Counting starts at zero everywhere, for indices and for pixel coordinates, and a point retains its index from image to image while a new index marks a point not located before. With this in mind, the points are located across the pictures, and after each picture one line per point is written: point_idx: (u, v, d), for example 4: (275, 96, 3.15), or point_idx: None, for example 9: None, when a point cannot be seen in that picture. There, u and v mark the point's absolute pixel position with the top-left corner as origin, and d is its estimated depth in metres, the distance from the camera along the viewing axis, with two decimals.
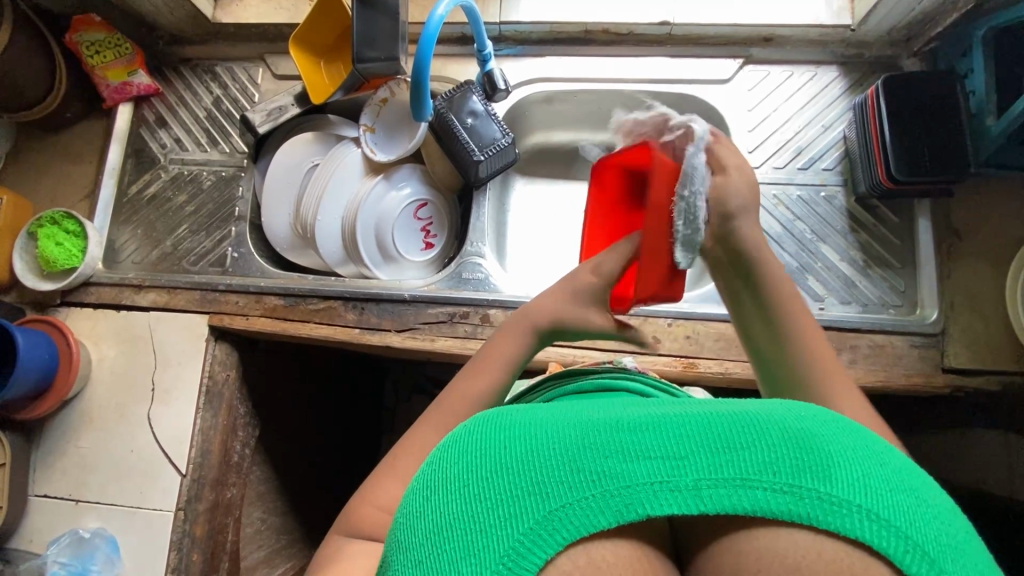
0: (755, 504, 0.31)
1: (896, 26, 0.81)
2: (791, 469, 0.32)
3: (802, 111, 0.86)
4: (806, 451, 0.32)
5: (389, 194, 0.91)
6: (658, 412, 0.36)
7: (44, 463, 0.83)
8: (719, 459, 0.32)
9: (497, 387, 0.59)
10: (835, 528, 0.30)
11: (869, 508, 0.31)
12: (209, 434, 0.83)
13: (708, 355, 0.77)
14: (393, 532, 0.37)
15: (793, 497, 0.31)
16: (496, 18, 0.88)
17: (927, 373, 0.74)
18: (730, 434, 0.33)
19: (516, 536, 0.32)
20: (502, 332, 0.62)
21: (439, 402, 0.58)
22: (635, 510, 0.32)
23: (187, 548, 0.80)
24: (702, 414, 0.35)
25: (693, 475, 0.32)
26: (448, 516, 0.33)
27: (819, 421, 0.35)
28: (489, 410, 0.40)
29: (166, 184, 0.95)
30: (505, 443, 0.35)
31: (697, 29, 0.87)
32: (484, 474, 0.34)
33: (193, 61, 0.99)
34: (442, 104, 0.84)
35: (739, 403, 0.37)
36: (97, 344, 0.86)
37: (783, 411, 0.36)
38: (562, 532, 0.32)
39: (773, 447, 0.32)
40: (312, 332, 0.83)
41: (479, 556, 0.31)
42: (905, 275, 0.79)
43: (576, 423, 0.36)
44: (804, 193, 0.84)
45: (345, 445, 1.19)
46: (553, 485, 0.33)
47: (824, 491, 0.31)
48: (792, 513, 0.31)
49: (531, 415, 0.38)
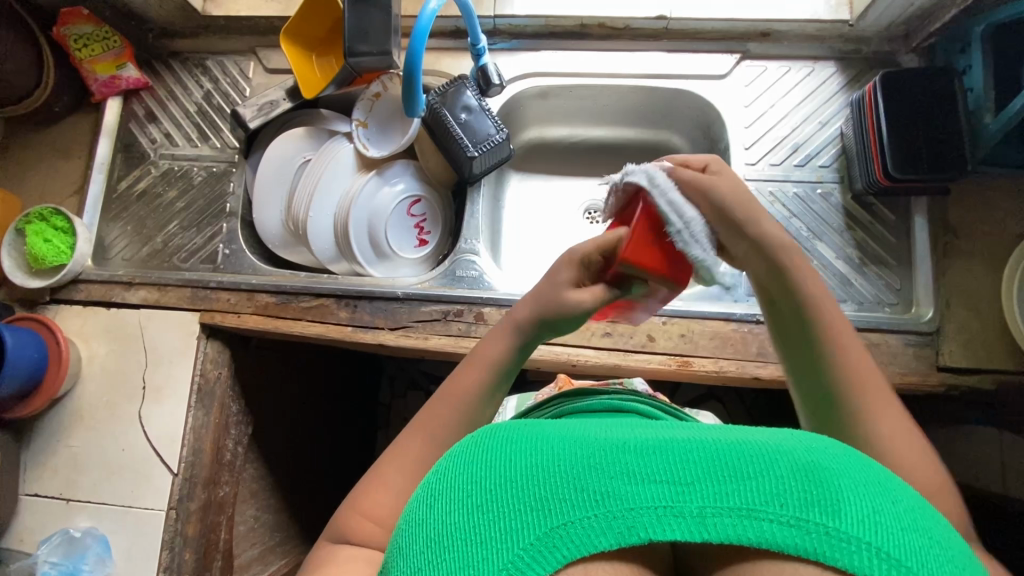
0: (761, 536, 0.31)
1: (895, 21, 0.80)
2: (799, 502, 0.31)
3: (799, 107, 0.85)
4: (816, 484, 0.32)
5: (381, 190, 0.89)
6: (667, 437, 0.36)
7: (34, 462, 0.82)
8: (726, 487, 0.32)
9: (500, 374, 0.59)
10: (843, 565, 0.30)
11: (879, 547, 0.30)
12: (200, 433, 0.83)
13: (703, 354, 0.77)
14: (396, 540, 0.36)
15: (801, 530, 0.31)
16: (490, 12, 0.87)
17: (923, 372, 0.73)
18: (737, 464, 0.33)
19: (517, 550, 0.31)
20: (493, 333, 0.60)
21: (444, 388, 0.58)
22: (638, 534, 0.31)
23: (180, 546, 0.79)
24: (711, 441, 0.35)
25: (698, 502, 0.32)
26: (449, 526, 0.33)
27: (831, 456, 0.34)
28: (496, 425, 0.40)
29: (156, 180, 0.93)
30: (511, 458, 0.35)
31: (694, 24, 0.86)
32: (488, 487, 0.34)
33: (183, 54, 0.97)
34: (435, 99, 0.83)
35: (750, 432, 0.37)
36: (87, 342, 0.85)
37: (794, 443, 0.35)
38: (562, 550, 0.32)
39: (781, 478, 0.32)
40: (304, 329, 0.83)
41: (478, 569, 0.31)
42: (902, 273, 0.78)
43: (584, 443, 0.36)
44: (800, 191, 0.83)
45: (339, 443, 1.19)
46: (556, 502, 0.32)
47: (832, 526, 0.30)
48: (798, 547, 0.30)
49: (540, 431, 0.38)
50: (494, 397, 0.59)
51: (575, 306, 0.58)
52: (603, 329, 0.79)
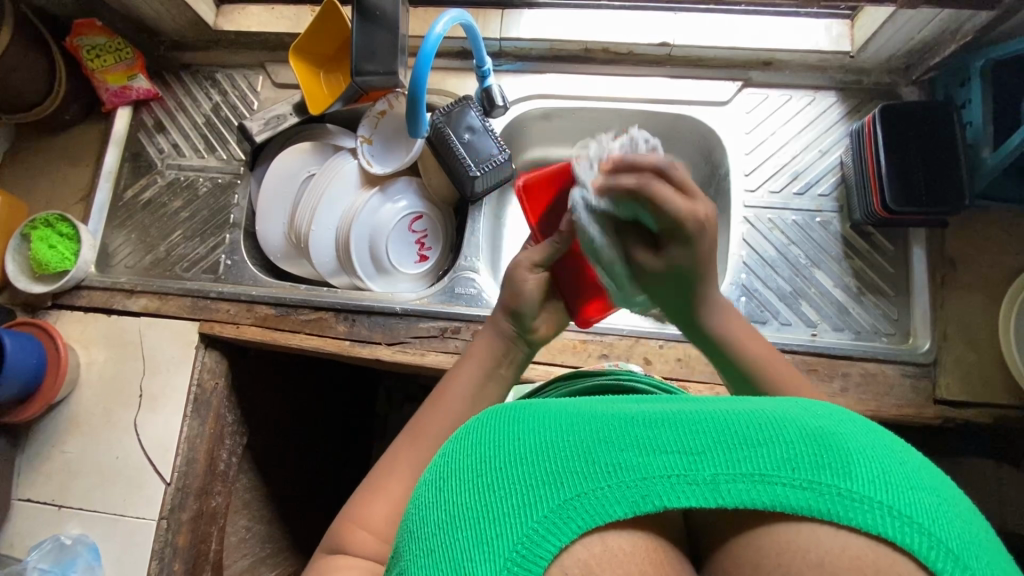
0: (774, 499, 0.31)
1: (896, 53, 0.81)
2: (810, 465, 0.31)
3: (799, 135, 0.86)
4: (825, 448, 0.32)
5: (384, 206, 0.90)
6: (674, 409, 0.36)
7: (27, 467, 0.83)
8: (736, 454, 0.32)
9: (493, 375, 0.61)
10: (856, 524, 0.30)
11: (890, 505, 0.30)
12: (195, 442, 0.83)
13: (699, 379, 0.77)
14: (405, 523, 0.36)
15: (813, 492, 0.31)
16: (496, 35, 0.88)
17: (919, 404, 0.73)
18: (747, 432, 0.33)
19: (530, 524, 0.31)
20: (464, 360, 0.62)
21: (407, 436, 0.56)
22: (652, 502, 0.32)
23: (169, 557, 0.79)
24: (717, 412, 0.35)
25: (711, 469, 0.32)
26: (461, 505, 0.33)
27: (837, 421, 0.35)
28: (501, 405, 0.40)
29: (162, 189, 0.95)
30: (519, 436, 0.35)
31: (696, 51, 0.87)
32: (498, 466, 0.34)
33: (193, 67, 0.99)
34: (439, 118, 0.84)
35: (755, 401, 0.37)
36: (86, 348, 0.86)
37: (798, 411, 0.35)
38: (577, 521, 0.31)
39: (790, 443, 0.32)
40: (302, 342, 0.83)
41: (493, 545, 0.31)
42: (899, 303, 0.78)
43: (591, 419, 0.36)
44: (799, 218, 0.83)
45: (334, 456, 1.18)
46: (567, 475, 0.32)
47: (843, 487, 0.31)
48: (811, 508, 0.31)
49: (547, 409, 0.38)
50: (486, 398, 0.60)
51: (515, 267, 0.62)
52: (599, 351, 0.79)
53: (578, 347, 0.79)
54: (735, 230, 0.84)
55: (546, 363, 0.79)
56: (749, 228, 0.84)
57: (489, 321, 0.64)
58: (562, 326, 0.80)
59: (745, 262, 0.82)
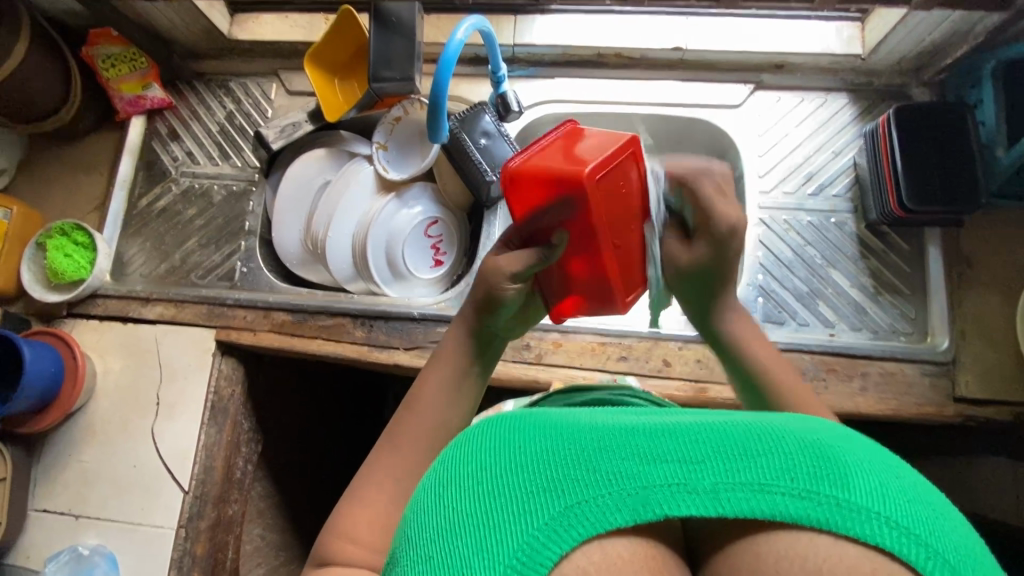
0: (774, 509, 0.31)
1: (906, 56, 0.82)
2: (810, 476, 0.31)
3: (811, 137, 0.87)
4: (823, 459, 0.32)
5: (399, 213, 0.91)
6: (675, 420, 0.36)
7: (44, 478, 0.82)
8: (736, 464, 0.32)
9: (466, 377, 0.59)
10: (854, 534, 0.30)
11: (887, 515, 0.30)
12: (213, 450, 0.82)
13: (719, 380, 0.77)
14: (404, 531, 0.37)
15: (812, 501, 0.30)
16: (510, 41, 0.89)
17: (939, 403, 0.73)
18: (747, 442, 0.33)
19: (531, 531, 0.31)
20: (432, 364, 0.59)
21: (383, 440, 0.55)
22: (652, 510, 0.31)
23: (189, 566, 0.78)
24: (719, 423, 0.35)
25: (710, 478, 0.31)
26: (461, 512, 0.33)
27: (837, 435, 0.35)
28: (503, 413, 0.40)
29: (176, 197, 0.95)
30: (518, 443, 0.35)
31: (709, 55, 0.88)
32: (498, 473, 0.34)
33: (207, 76, 0.99)
34: (455, 124, 0.84)
35: (757, 414, 0.37)
36: (103, 357, 0.86)
37: (799, 424, 0.35)
38: (577, 529, 0.31)
39: (789, 454, 0.32)
40: (320, 348, 0.83)
41: (493, 552, 0.31)
42: (915, 301, 0.79)
43: (592, 427, 0.36)
44: (814, 219, 0.84)
45: (348, 464, 1.17)
46: (567, 482, 0.32)
47: (841, 497, 0.30)
48: (809, 517, 0.30)
49: (548, 417, 0.38)
50: (462, 399, 0.58)
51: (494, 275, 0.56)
52: (618, 353, 0.79)
53: (597, 350, 0.79)
54: (751, 232, 0.85)
55: (564, 366, 0.79)
56: (765, 229, 0.84)
57: (455, 321, 0.61)
58: (579, 329, 0.80)
59: (762, 263, 0.83)
